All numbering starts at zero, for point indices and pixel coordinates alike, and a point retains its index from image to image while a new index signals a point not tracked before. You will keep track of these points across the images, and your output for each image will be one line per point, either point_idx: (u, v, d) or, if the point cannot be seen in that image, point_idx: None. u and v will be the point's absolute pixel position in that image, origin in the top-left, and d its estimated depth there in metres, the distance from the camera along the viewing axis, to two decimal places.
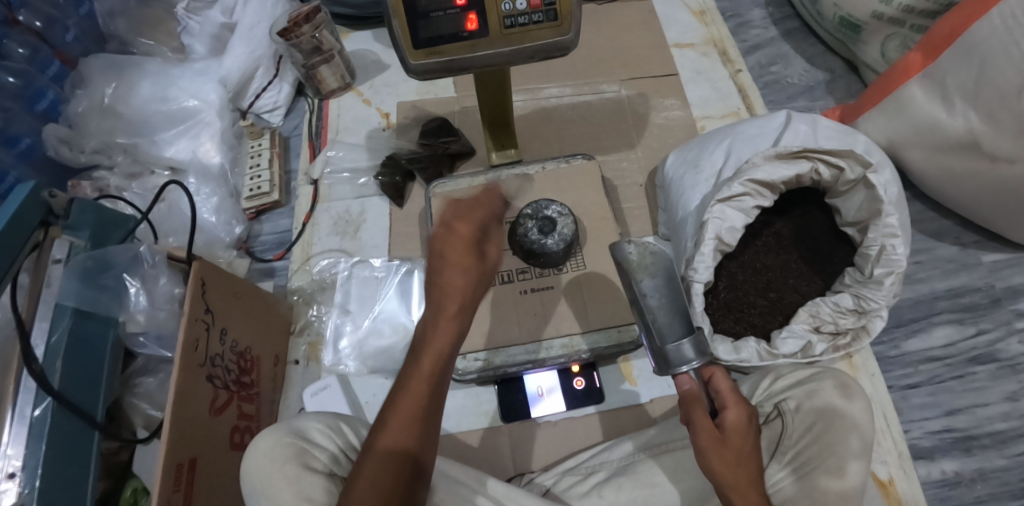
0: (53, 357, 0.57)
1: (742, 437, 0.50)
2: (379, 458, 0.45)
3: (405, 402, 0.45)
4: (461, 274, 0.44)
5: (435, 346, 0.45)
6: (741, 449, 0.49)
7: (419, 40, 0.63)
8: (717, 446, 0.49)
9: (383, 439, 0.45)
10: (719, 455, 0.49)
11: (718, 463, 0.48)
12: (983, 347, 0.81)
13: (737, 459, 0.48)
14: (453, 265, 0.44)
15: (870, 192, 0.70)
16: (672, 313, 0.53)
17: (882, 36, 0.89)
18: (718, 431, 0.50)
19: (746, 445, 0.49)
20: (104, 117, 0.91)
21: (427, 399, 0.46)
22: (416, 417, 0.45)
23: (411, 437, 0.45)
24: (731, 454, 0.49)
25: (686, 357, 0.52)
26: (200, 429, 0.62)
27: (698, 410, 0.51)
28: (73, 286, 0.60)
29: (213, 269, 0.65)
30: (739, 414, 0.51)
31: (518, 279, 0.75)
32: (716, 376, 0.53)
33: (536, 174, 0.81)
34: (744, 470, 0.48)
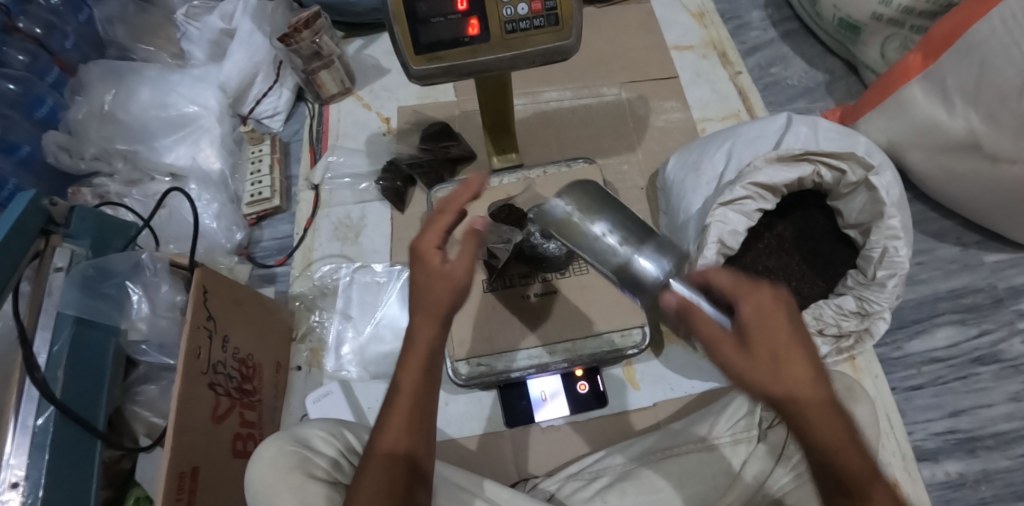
0: (54, 367, 0.57)
1: (763, 333, 0.39)
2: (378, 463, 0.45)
3: (399, 402, 0.46)
4: (430, 286, 0.46)
5: (412, 358, 0.46)
6: (774, 348, 0.38)
7: (420, 45, 0.63)
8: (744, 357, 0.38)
9: (380, 445, 0.46)
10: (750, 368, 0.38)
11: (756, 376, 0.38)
12: (985, 348, 0.81)
13: (771, 360, 0.38)
14: (422, 277, 0.47)
15: (872, 194, 0.70)
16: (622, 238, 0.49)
17: (881, 37, 0.89)
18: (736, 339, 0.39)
19: (771, 339, 0.38)
20: (103, 123, 0.90)
21: (418, 400, 0.46)
22: (408, 421, 0.46)
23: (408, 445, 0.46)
24: (762, 357, 0.38)
25: (653, 268, 0.45)
26: (202, 438, 0.62)
27: (702, 319, 0.40)
28: (73, 295, 0.59)
29: (214, 276, 0.66)
30: (750, 304, 0.39)
31: (520, 283, 0.75)
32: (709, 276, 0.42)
33: (537, 179, 0.82)
34: (794, 373, 0.38)
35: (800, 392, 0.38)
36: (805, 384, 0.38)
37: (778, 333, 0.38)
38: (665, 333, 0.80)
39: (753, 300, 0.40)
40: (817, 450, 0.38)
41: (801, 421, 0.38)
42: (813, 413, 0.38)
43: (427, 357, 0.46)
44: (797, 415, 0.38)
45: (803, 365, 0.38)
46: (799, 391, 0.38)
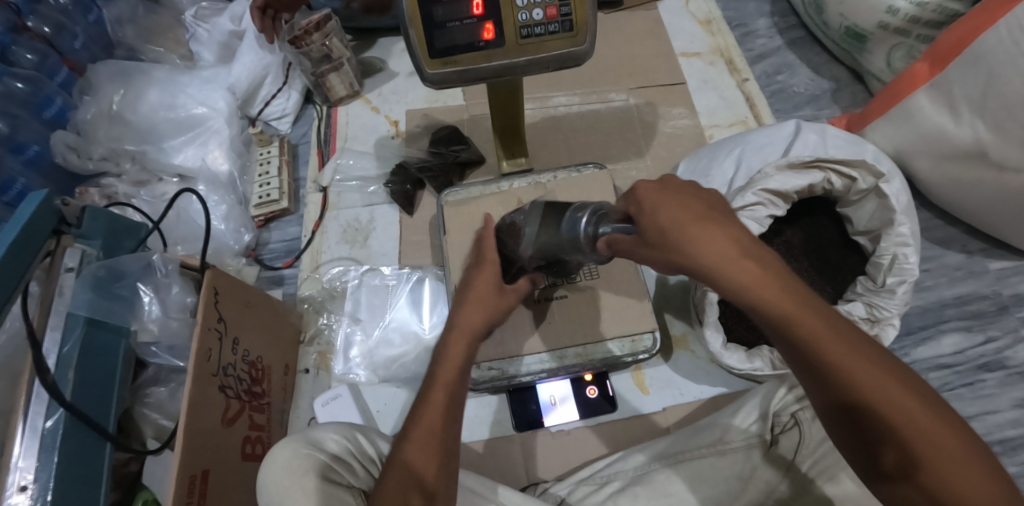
0: (65, 367, 0.56)
1: (689, 229, 0.42)
2: (400, 472, 0.47)
3: (429, 410, 0.50)
4: (480, 310, 0.57)
5: (451, 357, 0.53)
6: (701, 242, 0.42)
7: (435, 50, 0.64)
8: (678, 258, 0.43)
9: (404, 453, 0.48)
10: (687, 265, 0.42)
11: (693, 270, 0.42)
12: (991, 354, 0.82)
13: (700, 251, 0.42)
14: (473, 301, 0.58)
15: (882, 202, 0.70)
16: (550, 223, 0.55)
17: (887, 46, 0.89)
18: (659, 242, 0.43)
19: (694, 230, 0.42)
20: (112, 124, 0.90)
21: (446, 415, 0.50)
22: (437, 425, 0.49)
23: (429, 451, 0.48)
24: (689, 254, 0.42)
25: (575, 224, 0.51)
26: (212, 441, 0.61)
27: (621, 241, 0.47)
28: (85, 296, 0.59)
29: (226, 277, 0.65)
30: (657, 204, 0.44)
31: (532, 287, 0.73)
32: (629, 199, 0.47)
33: (548, 182, 0.81)
34: (703, 252, 0.42)
35: (734, 276, 0.41)
36: (742, 270, 0.41)
37: (668, 218, 0.43)
38: (674, 338, 0.80)
39: (665, 201, 0.44)
40: (774, 335, 0.42)
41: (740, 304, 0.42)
42: (762, 297, 0.41)
43: (456, 374, 0.53)
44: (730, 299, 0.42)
45: (708, 241, 0.42)
46: (742, 277, 0.41)
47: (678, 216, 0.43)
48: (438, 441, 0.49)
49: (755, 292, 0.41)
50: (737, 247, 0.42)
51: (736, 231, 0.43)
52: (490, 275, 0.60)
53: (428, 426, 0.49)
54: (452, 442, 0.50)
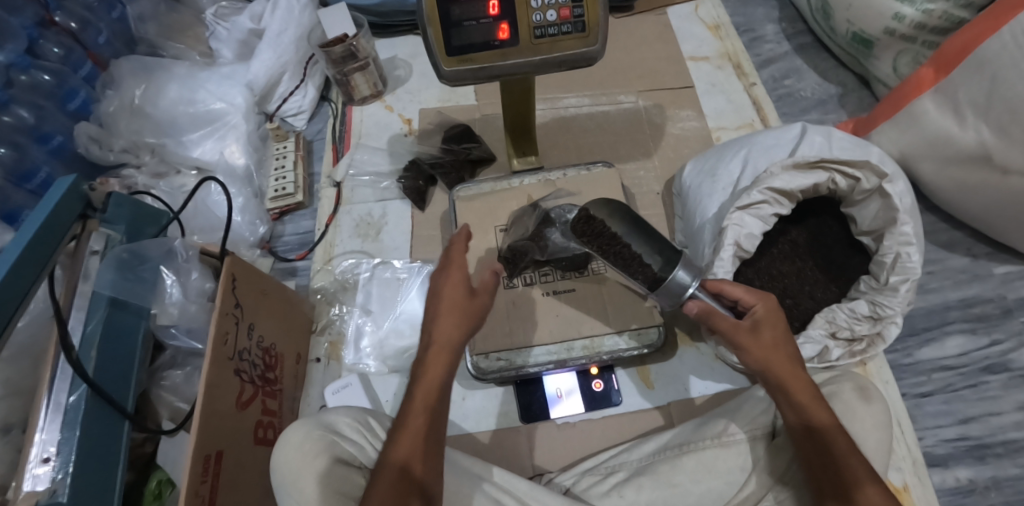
0: (88, 346, 0.58)
1: (774, 327, 0.55)
2: (395, 471, 0.48)
3: (405, 436, 0.50)
4: (453, 321, 0.52)
5: (428, 379, 0.51)
6: (779, 339, 0.55)
7: (451, 47, 0.66)
8: (760, 343, 0.54)
9: (394, 454, 0.49)
10: (761, 356, 0.54)
11: (762, 358, 0.54)
12: (996, 356, 0.82)
13: (779, 344, 0.54)
14: (445, 311, 0.53)
15: (885, 201, 0.71)
16: (661, 260, 0.57)
17: (893, 51, 0.91)
18: (748, 326, 0.55)
19: (779, 334, 0.55)
20: (133, 117, 0.92)
21: (427, 439, 0.50)
22: (419, 446, 0.49)
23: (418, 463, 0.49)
24: (772, 344, 0.54)
25: (686, 284, 0.56)
26: (228, 423, 0.63)
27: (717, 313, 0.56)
28: (109, 278, 0.61)
29: (243, 265, 0.67)
30: (767, 305, 0.56)
31: (540, 281, 0.75)
32: (722, 285, 0.58)
33: (557, 180, 0.82)
34: (769, 333, 0.55)
35: (781, 349, 0.54)
36: (798, 367, 0.54)
37: (764, 303, 0.56)
38: (679, 334, 0.81)
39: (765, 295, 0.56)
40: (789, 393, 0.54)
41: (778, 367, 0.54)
42: (799, 392, 0.53)
43: (434, 397, 0.51)
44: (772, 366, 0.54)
45: (780, 328, 0.55)
46: (796, 374, 0.54)
47: (774, 314, 0.55)
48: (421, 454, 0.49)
49: (785, 361, 0.54)
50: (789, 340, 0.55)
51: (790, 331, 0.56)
52: (453, 286, 0.54)
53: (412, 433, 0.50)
54: (432, 447, 0.50)
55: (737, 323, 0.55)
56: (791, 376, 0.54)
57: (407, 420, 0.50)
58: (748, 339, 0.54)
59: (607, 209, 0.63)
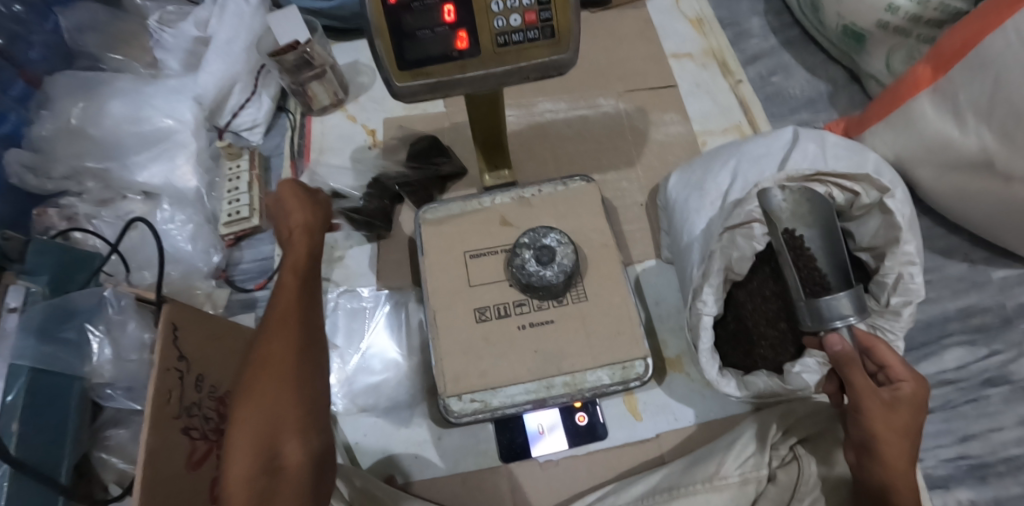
0: (9, 419, 0.52)
1: (911, 413, 0.55)
2: (261, 366, 0.47)
3: (275, 322, 0.49)
4: (305, 204, 0.58)
5: (295, 259, 0.54)
6: (908, 425, 0.54)
7: (405, 61, 0.59)
8: (888, 419, 0.54)
9: (261, 352, 0.48)
10: (880, 417, 0.54)
11: (878, 431, 0.54)
12: (996, 368, 0.79)
13: (902, 431, 0.54)
14: (293, 200, 0.58)
15: (887, 218, 0.66)
16: (853, 299, 0.57)
17: (887, 47, 0.85)
18: (885, 398, 0.55)
19: (911, 420, 0.54)
20: (72, 140, 0.85)
21: (301, 312, 0.50)
22: (290, 321, 0.49)
23: (291, 346, 0.48)
24: (900, 427, 0.54)
25: (839, 313, 0.57)
26: (181, 488, 0.57)
27: (856, 371, 0.55)
28: (29, 342, 0.54)
29: (186, 310, 0.61)
30: (915, 388, 0.55)
31: (516, 312, 0.69)
32: (876, 344, 0.57)
33: (532, 198, 0.76)
34: (903, 407, 0.54)
35: (897, 421, 0.54)
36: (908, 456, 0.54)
37: (902, 376, 0.56)
38: (668, 360, 0.76)
39: (904, 374, 0.56)
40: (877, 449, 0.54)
41: (878, 423, 0.54)
42: (897, 466, 0.53)
43: (303, 270, 0.54)
44: (880, 428, 0.54)
45: (909, 408, 0.55)
46: (903, 447, 0.54)
47: (913, 400, 0.55)
48: (303, 350, 0.48)
49: (894, 426, 0.54)
50: (909, 429, 0.54)
51: (918, 416, 0.55)
52: (303, 211, 0.57)
53: (287, 322, 0.49)
54: (317, 332, 0.51)
55: (876, 389, 0.55)
56: (899, 456, 0.53)
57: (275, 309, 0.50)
58: (877, 409, 0.54)
59: (814, 223, 0.65)
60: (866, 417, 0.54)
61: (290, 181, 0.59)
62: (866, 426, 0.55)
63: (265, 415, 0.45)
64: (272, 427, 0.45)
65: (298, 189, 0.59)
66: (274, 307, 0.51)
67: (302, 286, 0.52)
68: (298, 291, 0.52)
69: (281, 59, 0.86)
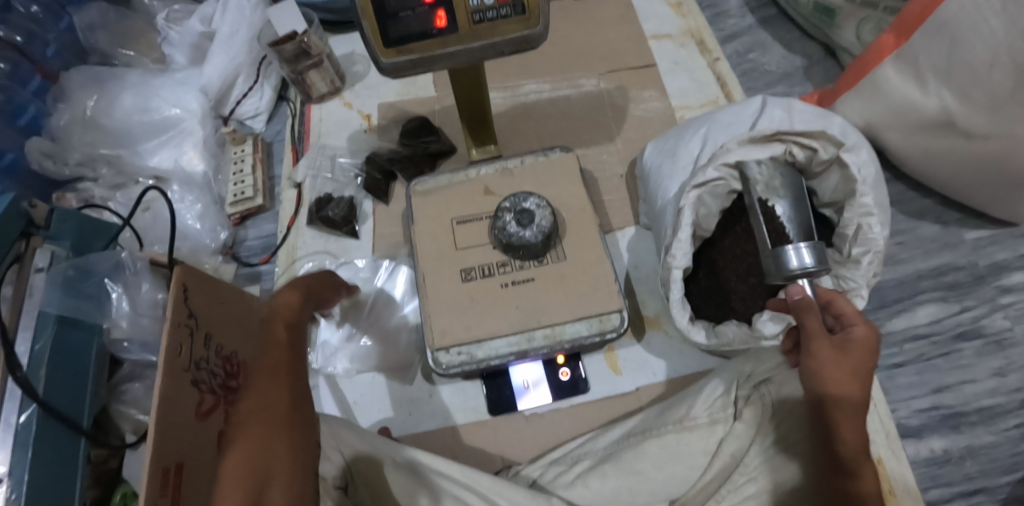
0: (37, 366, 0.57)
1: (865, 355, 0.53)
2: (250, 415, 0.42)
3: (263, 372, 0.46)
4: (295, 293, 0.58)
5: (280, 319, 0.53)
6: (864, 367, 0.53)
7: (389, 39, 0.64)
8: (838, 361, 0.53)
9: (247, 402, 0.43)
10: (825, 360, 0.53)
11: (826, 374, 0.53)
12: (968, 323, 0.82)
13: (853, 372, 0.52)
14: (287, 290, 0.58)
15: (844, 172, 0.69)
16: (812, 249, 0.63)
17: (856, 19, 0.89)
18: (837, 341, 0.54)
19: (865, 364, 0.53)
20: (86, 130, 0.91)
21: (293, 363, 0.47)
22: (282, 367, 0.46)
23: (282, 392, 0.44)
24: (853, 372, 0.53)
25: (800, 260, 0.62)
26: (188, 434, 0.62)
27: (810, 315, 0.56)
28: (54, 294, 0.60)
29: (194, 273, 0.66)
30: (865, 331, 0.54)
31: (499, 272, 0.73)
32: (836, 299, 0.58)
33: (515, 169, 0.80)
34: (853, 350, 0.53)
35: (848, 364, 0.53)
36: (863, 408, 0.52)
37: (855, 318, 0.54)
38: (646, 319, 0.80)
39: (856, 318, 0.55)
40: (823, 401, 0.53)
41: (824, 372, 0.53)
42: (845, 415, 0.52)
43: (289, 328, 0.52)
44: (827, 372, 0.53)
45: (862, 355, 0.53)
46: (856, 392, 0.52)
47: (864, 346, 0.53)
48: (295, 394, 0.45)
49: (842, 373, 0.52)
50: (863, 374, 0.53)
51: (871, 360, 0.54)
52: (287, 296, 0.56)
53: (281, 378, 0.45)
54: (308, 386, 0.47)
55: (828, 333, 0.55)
56: (850, 402, 0.52)
57: (265, 358, 0.47)
58: (825, 349, 0.54)
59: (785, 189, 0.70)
60: (817, 360, 0.54)
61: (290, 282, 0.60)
62: (816, 371, 0.54)
63: (256, 454, 0.40)
64: (262, 470, 0.40)
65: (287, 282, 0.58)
66: (260, 359, 0.47)
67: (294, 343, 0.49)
68: (286, 346, 0.49)
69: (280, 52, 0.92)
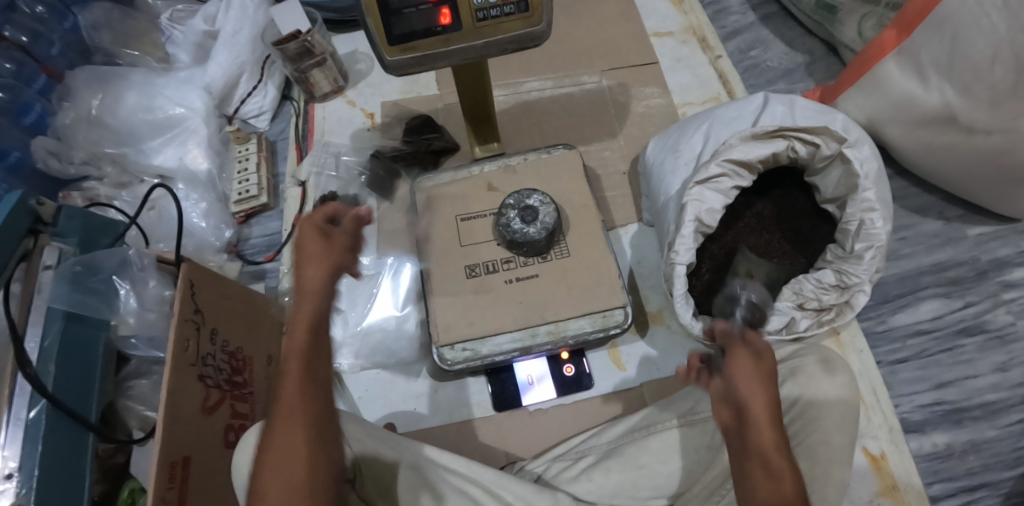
0: (46, 360, 0.58)
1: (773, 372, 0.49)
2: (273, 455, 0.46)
3: (282, 404, 0.47)
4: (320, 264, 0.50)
5: (303, 312, 0.49)
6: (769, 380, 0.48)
7: (393, 37, 0.64)
8: (756, 373, 0.48)
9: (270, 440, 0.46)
10: (745, 370, 0.48)
11: (742, 384, 0.48)
12: (971, 319, 0.82)
13: (766, 380, 0.48)
14: (310, 257, 0.51)
15: (846, 167, 0.70)
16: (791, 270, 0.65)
17: (858, 15, 0.89)
18: (756, 351, 0.49)
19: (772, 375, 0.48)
20: (91, 128, 0.92)
21: (312, 386, 0.48)
22: (299, 399, 0.47)
23: (301, 431, 0.46)
24: (764, 383, 0.48)
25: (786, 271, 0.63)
26: (194, 429, 0.63)
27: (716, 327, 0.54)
28: (62, 291, 0.61)
29: (201, 269, 0.66)
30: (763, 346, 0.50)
31: (503, 268, 0.74)
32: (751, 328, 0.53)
33: (517, 165, 0.81)
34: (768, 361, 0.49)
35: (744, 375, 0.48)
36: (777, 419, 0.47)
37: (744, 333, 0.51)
38: (650, 314, 0.80)
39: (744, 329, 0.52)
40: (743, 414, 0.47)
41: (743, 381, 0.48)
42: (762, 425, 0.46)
43: (308, 333, 0.49)
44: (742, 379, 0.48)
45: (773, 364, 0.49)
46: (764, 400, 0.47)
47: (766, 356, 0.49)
48: (314, 426, 0.47)
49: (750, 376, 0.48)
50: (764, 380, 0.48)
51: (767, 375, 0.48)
52: (322, 269, 0.50)
53: (303, 387, 0.47)
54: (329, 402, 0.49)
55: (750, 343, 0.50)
56: (765, 409, 0.47)
57: (283, 386, 0.47)
58: (745, 360, 0.49)
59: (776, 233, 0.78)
60: (738, 369, 0.48)
61: (315, 217, 0.52)
62: (729, 380, 0.49)
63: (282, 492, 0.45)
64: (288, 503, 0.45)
65: (318, 243, 0.51)
66: (281, 381, 0.48)
67: (315, 338, 0.49)
68: (305, 361, 0.48)
69: (283, 51, 0.92)
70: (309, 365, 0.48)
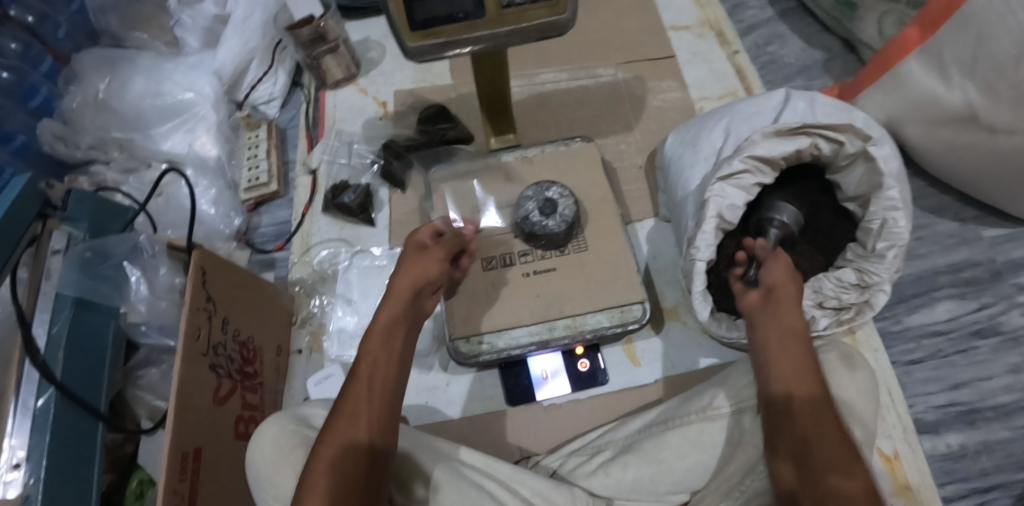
0: (55, 347, 0.56)
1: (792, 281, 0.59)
2: (337, 440, 0.47)
3: (357, 387, 0.51)
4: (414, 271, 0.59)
5: (388, 312, 0.56)
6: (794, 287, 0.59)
7: (415, 22, 0.63)
8: (782, 272, 0.59)
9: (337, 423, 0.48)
10: (776, 274, 0.59)
11: (771, 274, 0.59)
12: (985, 320, 0.82)
13: (793, 276, 0.59)
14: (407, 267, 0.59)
15: (870, 165, 0.69)
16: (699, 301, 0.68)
17: (878, 13, 0.88)
18: (785, 261, 0.60)
19: (793, 283, 0.58)
20: (98, 112, 0.90)
21: (387, 379, 0.52)
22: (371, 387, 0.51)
23: (365, 421, 0.48)
24: (786, 284, 0.58)
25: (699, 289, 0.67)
26: (205, 419, 0.61)
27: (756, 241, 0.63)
28: (73, 277, 0.59)
29: (213, 257, 0.64)
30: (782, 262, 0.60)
31: (520, 261, 0.73)
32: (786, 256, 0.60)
33: (534, 156, 0.80)
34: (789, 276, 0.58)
35: (775, 275, 0.58)
36: (799, 306, 0.57)
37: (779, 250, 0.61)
38: (665, 310, 0.79)
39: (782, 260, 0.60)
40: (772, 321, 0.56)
41: (770, 279, 0.59)
42: (787, 305, 0.57)
43: (389, 327, 0.55)
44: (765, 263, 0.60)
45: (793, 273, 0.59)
46: (787, 310, 0.56)
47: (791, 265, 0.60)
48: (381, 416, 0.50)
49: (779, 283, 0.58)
50: (784, 289, 0.57)
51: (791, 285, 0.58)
52: (410, 277, 0.58)
53: (371, 390, 0.51)
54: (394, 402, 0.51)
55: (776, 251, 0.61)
56: (786, 303, 0.57)
57: (360, 372, 0.52)
58: (783, 258, 0.60)
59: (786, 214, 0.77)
60: (770, 261, 0.60)
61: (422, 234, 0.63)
62: (765, 272, 0.60)
63: (335, 470, 0.45)
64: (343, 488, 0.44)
65: (415, 254, 0.61)
66: (358, 371, 0.52)
67: (394, 331, 0.54)
68: (379, 356, 0.53)
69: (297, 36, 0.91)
70: (379, 371, 0.52)
